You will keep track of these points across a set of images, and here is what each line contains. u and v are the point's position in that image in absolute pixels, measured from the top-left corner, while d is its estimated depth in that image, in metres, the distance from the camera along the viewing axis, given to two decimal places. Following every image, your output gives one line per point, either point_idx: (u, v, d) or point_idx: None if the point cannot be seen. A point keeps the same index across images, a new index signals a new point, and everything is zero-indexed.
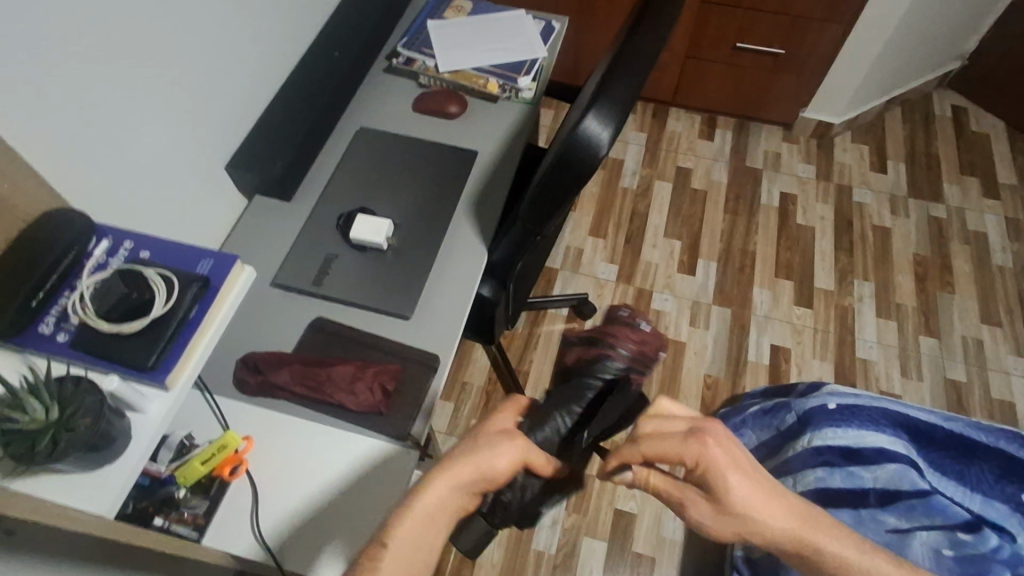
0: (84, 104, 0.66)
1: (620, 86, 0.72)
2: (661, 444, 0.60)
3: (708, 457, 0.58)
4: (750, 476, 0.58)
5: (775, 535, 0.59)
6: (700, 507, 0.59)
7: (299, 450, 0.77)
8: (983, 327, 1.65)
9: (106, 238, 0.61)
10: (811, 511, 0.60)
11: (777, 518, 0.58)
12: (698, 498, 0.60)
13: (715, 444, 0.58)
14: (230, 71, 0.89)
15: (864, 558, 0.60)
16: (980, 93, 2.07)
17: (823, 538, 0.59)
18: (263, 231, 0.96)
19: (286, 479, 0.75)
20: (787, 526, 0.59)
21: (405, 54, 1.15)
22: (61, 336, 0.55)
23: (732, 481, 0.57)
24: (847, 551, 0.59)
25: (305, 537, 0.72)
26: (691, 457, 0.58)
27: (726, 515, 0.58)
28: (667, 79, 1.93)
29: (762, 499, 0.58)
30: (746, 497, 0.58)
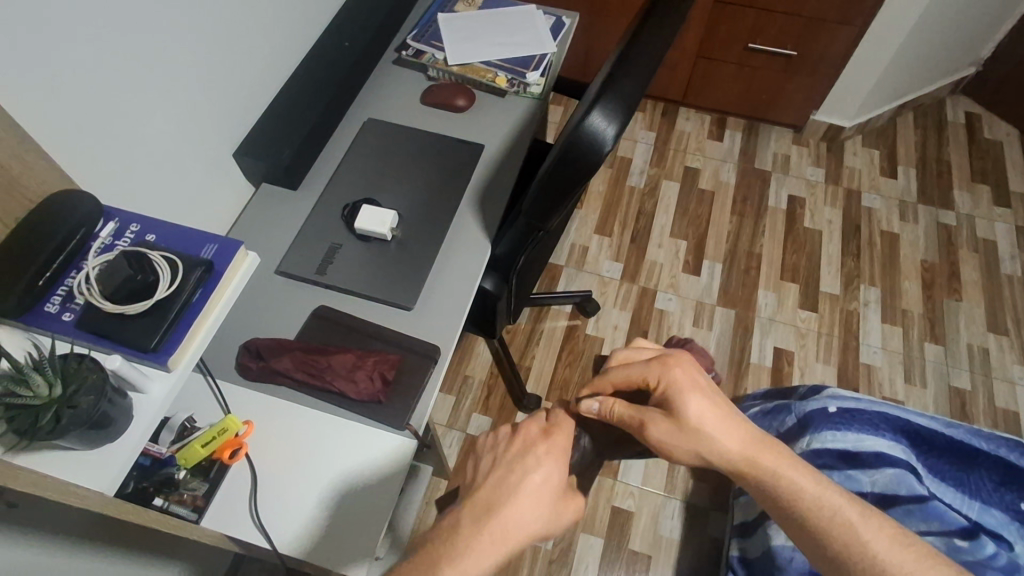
0: (95, 87, 0.67)
1: (626, 81, 0.72)
2: (628, 370, 0.70)
3: (669, 377, 0.66)
4: (706, 400, 0.65)
5: (728, 455, 0.64)
6: (658, 423, 0.65)
7: (299, 436, 0.78)
8: (989, 335, 1.64)
9: (112, 220, 0.61)
10: (766, 441, 0.65)
11: (729, 439, 0.64)
12: (656, 416, 0.66)
13: (676, 365, 0.67)
14: (239, 58, 0.90)
15: (821, 490, 0.62)
16: (994, 100, 2.05)
17: (775, 462, 0.64)
18: (269, 220, 0.97)
19: (286, 464, 0.76)
20: (739, 447, 0.64)
21: (414, 47, 1.15)
22: (66, 316, 0.56)
23: (690, 400, 0.64)
24: (802, 481, 0.63)
25: (303, 521, 0.73)
26: (654, 377, 0.67)
27: (682, 430, 0.64)
28: (678, 78, 1.92)
29: (717, 420, 0.64)
30: (703, 417, 0.64)
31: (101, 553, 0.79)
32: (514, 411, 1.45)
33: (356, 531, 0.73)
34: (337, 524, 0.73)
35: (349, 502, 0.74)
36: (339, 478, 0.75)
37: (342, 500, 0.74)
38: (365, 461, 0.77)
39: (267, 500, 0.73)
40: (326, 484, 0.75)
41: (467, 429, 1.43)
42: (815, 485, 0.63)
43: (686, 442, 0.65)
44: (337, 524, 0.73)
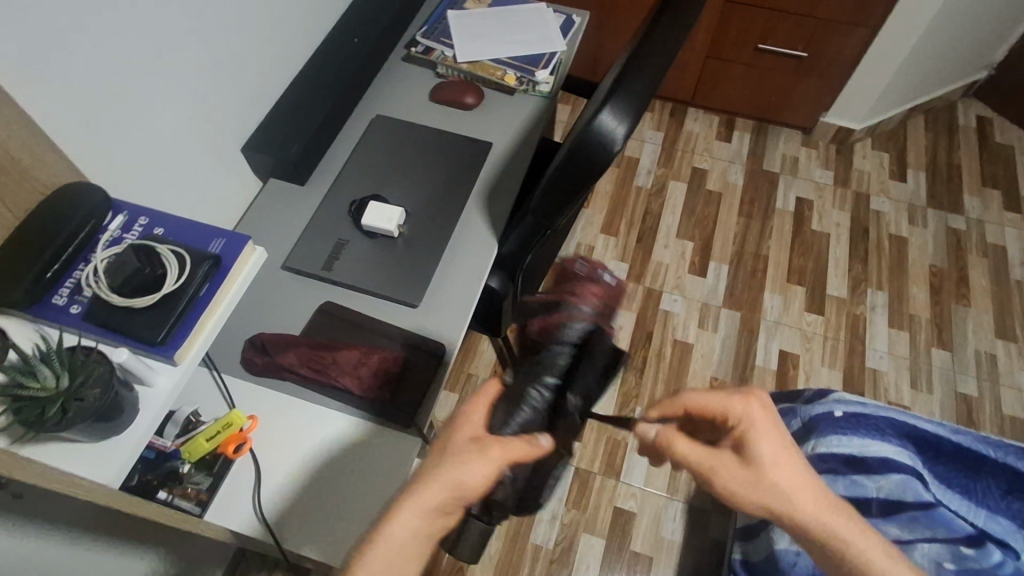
0: (105, 79, 0.67)
1: (637, 81, 0.71)
2: (705, 398, 0.65)
3: (749, 418, 0.62)
4: (783, 451, 0.61)
5: (800, 514, 0.60)
6: (731, 470, 0.61)
7: (301, 430, 0.78)
8: (997, 342, 1.63)
9: (121, 213, 0.61)
10: (836, 502, 0.62)
11: (802, 498, 0.60)
12: (727, 460, 0.62)
13: (758, 406, 0.62)
14: (250, 53, 0.90)
15: (887, 560, 0.59)
16: (1006, 104, 2.03)
17: (849, 533, 0.59)
18: (277, 214, 0.97)
19: (287, 458, 0.76)
20: (812, 508, 0.60)
21: (423, 44, 1.15)
22: (74, 308, 0.56)
23: (764, 448, 0.61)
24: (872, 551, 0.59)
25: (303, 515, 0.73)
26: (734, 415, 0.62)
27: (755, 478, 0.60)
28: (687, 78, 1.92)
29: (790, 474, 0.61)
30: (779, 467, 0.60)
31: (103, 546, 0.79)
32: None
33: (349, 523, 0.73)
34: (332, 518, 0.73)
35: (346, 496, 0.74)
36: (339, 472, 0.76)
37: (339, 494, 0.74)
38: (366, 458, 0.77)
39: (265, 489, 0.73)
40: (326, 477, 0.75)
41: None
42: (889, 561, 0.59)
43: (755, 492, 0.60)
44: (331, 516, 0.73)
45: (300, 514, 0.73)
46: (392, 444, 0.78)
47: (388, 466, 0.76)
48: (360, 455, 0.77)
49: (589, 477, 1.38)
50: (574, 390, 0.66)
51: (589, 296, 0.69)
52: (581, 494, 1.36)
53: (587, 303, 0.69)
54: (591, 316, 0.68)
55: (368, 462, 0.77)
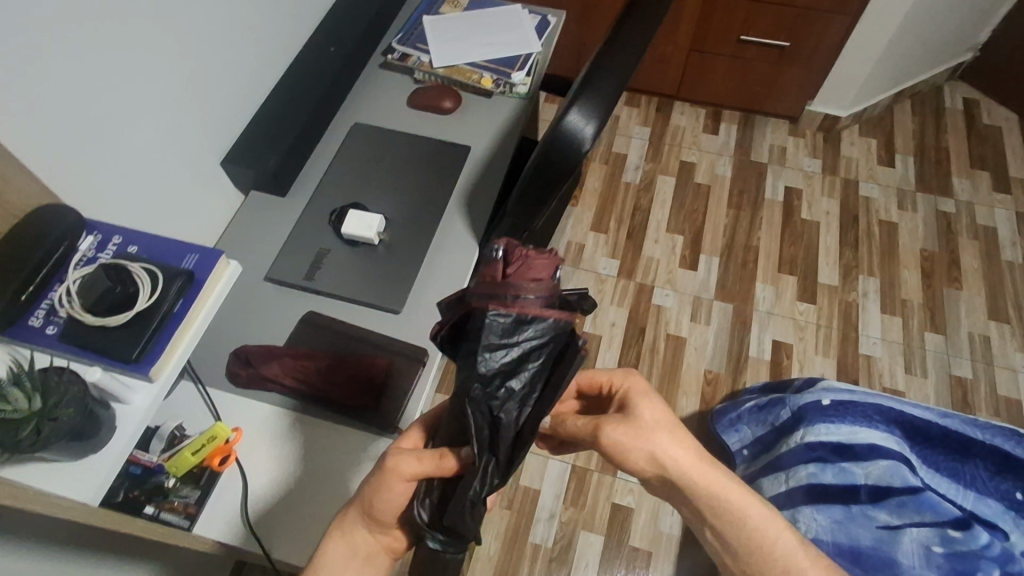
0: (80, 100, 0.68)
1: (602, 80, 0.72)
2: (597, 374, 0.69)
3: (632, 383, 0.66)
4: (659, 412, 0.63)
5: (682, 469, 0.60)
6: (614, 426, 0.62)
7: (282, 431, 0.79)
8: (990, 324, 1.63)
9: (95, 232, 0.62)
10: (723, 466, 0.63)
11: (682, 450, 0.61)
12: (613, 419, 0.62)
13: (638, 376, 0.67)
14: (226, 68, 0.91)
15: (766, 519, 0.60)
16: (992, 85, 2.03)
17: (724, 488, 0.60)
18: (258, 226, 0.97)
19: (266, 459, 0.77)
20: (691, 463, 0.61)
21: (400, 50, 1.15)
22: (50, 329, 0.57)
23: (646, 407, 0.63)
24: (753, 511, 0.60)
25: (284, 518, 0.74)
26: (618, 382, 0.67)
27: (636, 428, 0.61)
28: (671, 72, 1.92)
29: (671, 432, 0.62)
30: (659, 423, 0.62)
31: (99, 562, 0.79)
32: None
33: (307, 525, 0.74)
34: (290, 519, 0.74)
35: (307, 497, 0.75)
36: (302, 474, 0.77)
37: (300, 495, 0.75)
38: (336, 459, 0.78)
39: (228, 489, 0.74)
40: (291, 477, 0.76)
41: None
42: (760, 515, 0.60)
43: (639, 444, 0.61)
44: (289, 517, 0.74)
45: (259, 514, 0.74)
46: (361, 446, 0.79)
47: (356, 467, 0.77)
48: (325, 455, 0.78)
49: (586, 475, 1.38)
50: (506, 405, 0.53)
51: (501, 287, 0.53)
52: (578, 492, 1.37)
53: (501, 299, 0.53)
54: (505, 312, 0.53)
55: (332, 465, 0.77)
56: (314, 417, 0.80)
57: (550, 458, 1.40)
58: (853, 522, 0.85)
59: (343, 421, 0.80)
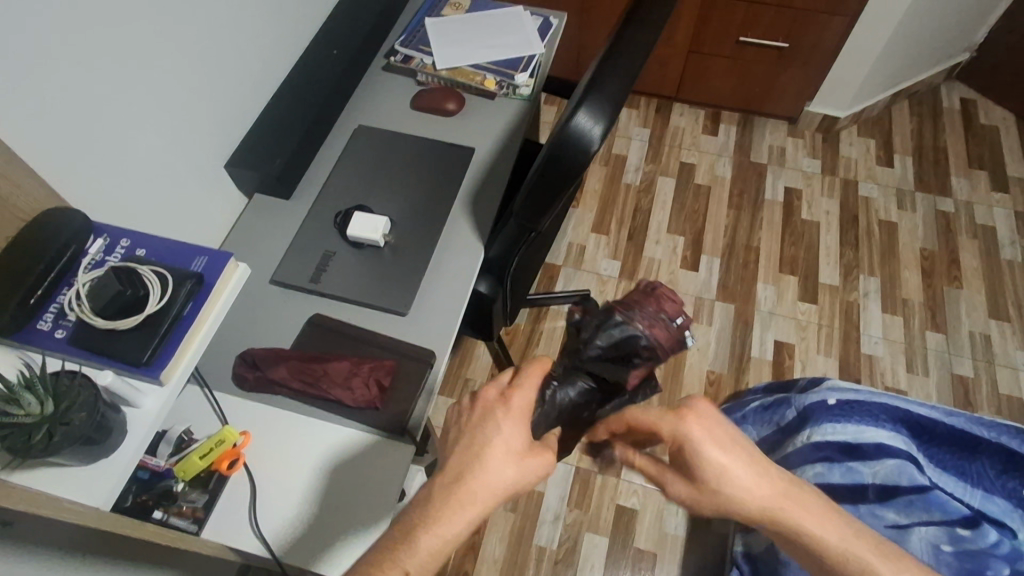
0: (84, 102, 0.67)
1: (609, 81, 0.72)
2: (641, 414, 0.61)
3: (684, 432, 0.59)
4: (733, 451, 0.59)
5: (752, 509, 0.59)
6: (678, 484, 0.61)
7: (295, 445, 0.78)
8: (991, 322, 1.64)
9: (103, 236, 0.62)
10: (793, 487, 0.60)
11: (760, 486, 0.59)
12: (674, 478, 0.62)
13: (691, 419, 0.59)
14: (229, 70, 0.90)
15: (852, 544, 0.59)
16: (989, 85, 2.04)
17: (805, 517, 0.59)
18: (263, 230, 0.97)
19: (282, 481, 0.76)
20: (771, 498, 0.59)
21: (403, 52, 1.16)
22: (59, 333, 0.56)
23: (711, 453, 0.58)
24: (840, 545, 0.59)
25: (312, 540, 0.73)
26: (668, 431, 0.59)
27: (701, 488, 0.59)
28: (670, 73, 1.92)
29: (747, 471, 0.59)
30: (729, 472, 0.58)
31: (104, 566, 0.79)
32: None
33: (354, 535, 0.73)
34: (334, 530, 0.73)
35: (345, 507, 0.74)
36: (331, 484, 0.76)
37: (337, 506, 0.75)
38: (358, 477, 0.76)
39: (262, 510, 0.73)
40: (314, 499, 0.75)
41: None
42: (841, 535, 0.59)
43: (708, 500, 0.60)
44: (332, 529, 0.73)
45: (302, 531, 0.73)
46: (378, 448, 0.78)
47: (380, 477, 0.76)
48: (349, 462, 0.77)
49: (590, 476, 1.38)
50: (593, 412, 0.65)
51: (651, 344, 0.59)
52: (583, 494, 1.36)
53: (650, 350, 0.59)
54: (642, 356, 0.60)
55: (358, 470, 0.77)
56: (324, 420, 0.80)
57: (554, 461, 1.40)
58: (861, 522, 0.86)
59: (352, 424, 0.80)
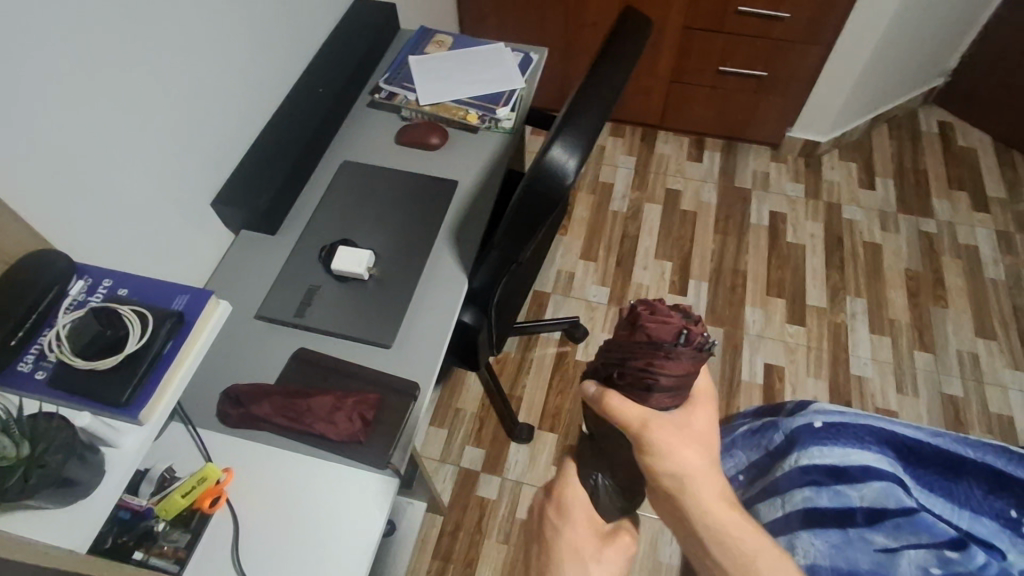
0: (72, 142, 0.69)
1: (581, 116, 0.74)
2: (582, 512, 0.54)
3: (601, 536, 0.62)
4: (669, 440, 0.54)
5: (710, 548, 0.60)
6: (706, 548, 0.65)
7: (275, 489, 0.77)
8: (978, 341, 1.65)
9: (85, 277, 0.63)
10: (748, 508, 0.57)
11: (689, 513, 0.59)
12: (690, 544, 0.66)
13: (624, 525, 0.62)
14: (217, 111, 0.93)
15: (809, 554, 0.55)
16: (965, 108, 2.09)
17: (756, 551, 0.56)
18: (250, 266, 0.98)
19: (265, 530, 0.75)
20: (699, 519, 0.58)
21: (387, 89, 1.19)
22: (39, 374, 0.57)
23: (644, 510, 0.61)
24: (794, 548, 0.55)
25: None
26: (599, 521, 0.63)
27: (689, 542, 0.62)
28: (653, 102, 1.97)
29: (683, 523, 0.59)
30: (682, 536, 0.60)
31: None
32: (506, 442, 1.46)
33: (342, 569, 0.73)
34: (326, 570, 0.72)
35: (338, 548, 0.74)
36: (327, 523, 0.75)
37: (330, 546, 0.74)
38: (341, 514, 0.76)
39: (254, 544, 0.74)
40: (300, 544, 0.74)
41: (460, 463, 1.44)
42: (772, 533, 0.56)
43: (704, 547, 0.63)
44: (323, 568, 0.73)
45: (292, 569, 0.72)
46: (372, 486, 0.78)
47: (364, 513, 0.76)
48: (332, 501, 0.77)
49: None
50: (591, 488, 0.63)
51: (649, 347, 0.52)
52: None
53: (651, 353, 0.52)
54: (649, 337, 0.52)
55: (354, 509, 0.76)
56: (310, 455, 0.80)
57: None
58: (851, 547, 0.84)
59: (337, 459, 0.80)
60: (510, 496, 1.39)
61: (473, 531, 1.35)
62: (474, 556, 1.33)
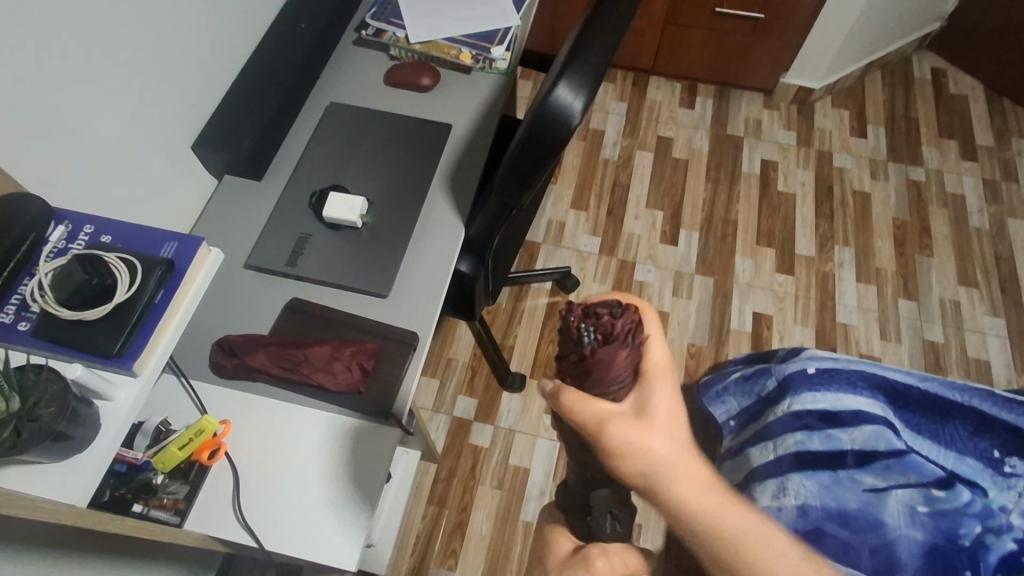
0: (35, 74, 0.63)
1: (587, 54, 0.70)
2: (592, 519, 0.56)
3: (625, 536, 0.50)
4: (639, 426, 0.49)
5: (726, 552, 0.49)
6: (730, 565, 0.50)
7: (274, 437, 0.77)
8: (960, 289, 1.68)
9: (64, 222, 0.59)
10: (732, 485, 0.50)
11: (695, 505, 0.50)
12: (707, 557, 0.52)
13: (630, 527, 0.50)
14: (191, 47, 0.86)
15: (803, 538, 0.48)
16: (959, 54, 2.06)
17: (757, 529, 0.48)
18: (236, 214, 0.94)
19: (263, 478, 0.74)
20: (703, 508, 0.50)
21: (374, 26, 1.11)
22: (22, 325, 0.54)
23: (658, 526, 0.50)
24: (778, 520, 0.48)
25: (300, 533, 0.72)
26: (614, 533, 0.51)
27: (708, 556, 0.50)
28: (646, 46, 1.90)
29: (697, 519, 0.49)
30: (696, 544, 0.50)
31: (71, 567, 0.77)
32: (498, 391, 1.47)
33: (342, 517, 0.73)
34: (328, 516, 0.73)
35: (338, 493, 0.74)
36: (326, 470, 0.75)
37: (329, 491, 0.74)
38: (340, 463, 0.76)
39: (251, 495, 0.73)
40: (299, 492, 0.74)
41: (453, 411, 1.45)
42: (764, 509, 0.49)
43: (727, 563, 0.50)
44: (326, 514, 0.73)
45: (294, 517, 0.72)
46: (368, 432, 0.78)
47: (364, 461, 0.76)
48: (332, 450, 0.76)
49: None
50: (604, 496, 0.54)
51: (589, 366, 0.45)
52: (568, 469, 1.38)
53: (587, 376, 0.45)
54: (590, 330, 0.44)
55: (351, 455, 0.76)
56: (309, 405, 0.79)
57: (538, 437, 1.41)
58: (840, 487, 0.87)
59: (337, 410, 0.79)
60: (502, 443, 1.41)
61: (467, 477, 1.37)
62: (469, 502, 1.35)
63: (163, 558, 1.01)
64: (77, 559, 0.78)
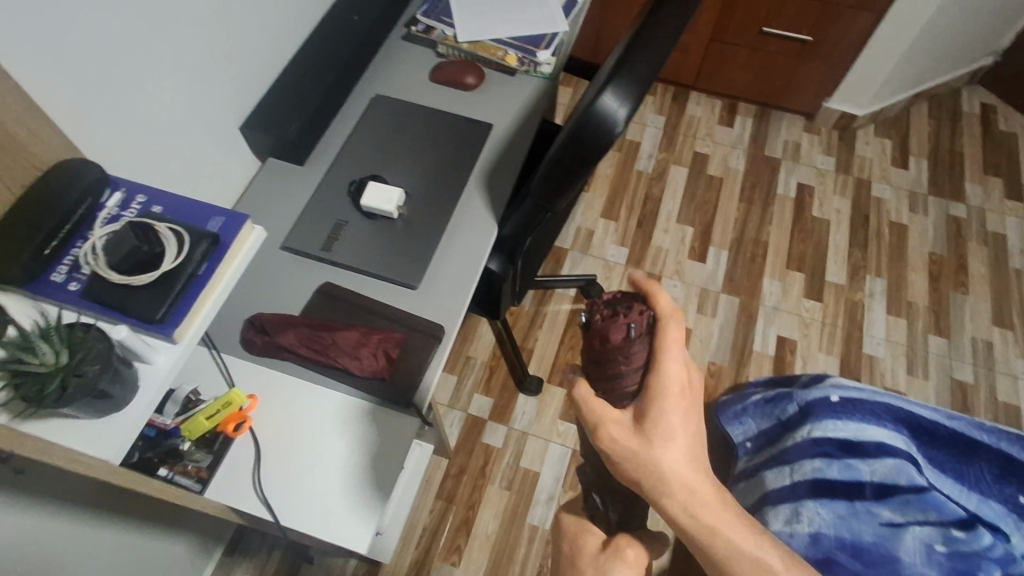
0: (98, 49, 0.66)
1: (636, 64, 0.71)
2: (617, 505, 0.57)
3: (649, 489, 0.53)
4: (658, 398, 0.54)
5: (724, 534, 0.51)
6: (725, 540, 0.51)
7: (296, 416, 0.78)
8: (994, 330, 1.63)
9: (119, 190, 0.61)
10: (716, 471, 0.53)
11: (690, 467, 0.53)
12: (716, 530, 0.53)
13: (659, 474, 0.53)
14: (247, 30, 0.88)
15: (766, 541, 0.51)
16: (1011, 91, 2.01)
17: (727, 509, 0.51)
18: (276, 196, 0.96)
19: (282, 456, 0.76)
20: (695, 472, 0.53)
21: (424, 23, 1.13)
22: (72, 285, 0.56)
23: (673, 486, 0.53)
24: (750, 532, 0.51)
25: (313, 510, 0.74)
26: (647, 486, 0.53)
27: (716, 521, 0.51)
28: (690, 61, 1.90)
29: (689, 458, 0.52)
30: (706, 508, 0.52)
31: (90, 525, 0.79)
32: (515, 393, 1.47)
33: (355, 500, 0.74)
34: (341, 497, 0.74)
35: (353, 476, 0.75)
36: (344, 452, 0.77)
37: (343, 473, 0.76)
38: (358, 446, 0.77)
39: (269, 471, 0.75)
40: (315, 471, 0.75)
41: (469, 409, 1.46)
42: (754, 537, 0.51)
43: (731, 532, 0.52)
44: (339, 495, 0.74)
45: (309, 495, 0.74)
46: (388, 420, 0.79)
47: (380, 446, 0.77)
48: (351, 433, 0.78)
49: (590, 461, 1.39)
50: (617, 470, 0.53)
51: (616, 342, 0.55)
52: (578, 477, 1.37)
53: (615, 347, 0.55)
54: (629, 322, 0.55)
55: (369, 441, 0.78)
56: (335, 387, 0.80)
57: (551, 442, 1.42)
58: (856, 519, 0.85)
59: (360, 393, 0.80)
60: (515, 444, 1.41)
61: (477, 476, 1.38)
62: (476, 500, 1.35)
63: (179, 523, 1.04)
64: (98, 517, 0.81)
